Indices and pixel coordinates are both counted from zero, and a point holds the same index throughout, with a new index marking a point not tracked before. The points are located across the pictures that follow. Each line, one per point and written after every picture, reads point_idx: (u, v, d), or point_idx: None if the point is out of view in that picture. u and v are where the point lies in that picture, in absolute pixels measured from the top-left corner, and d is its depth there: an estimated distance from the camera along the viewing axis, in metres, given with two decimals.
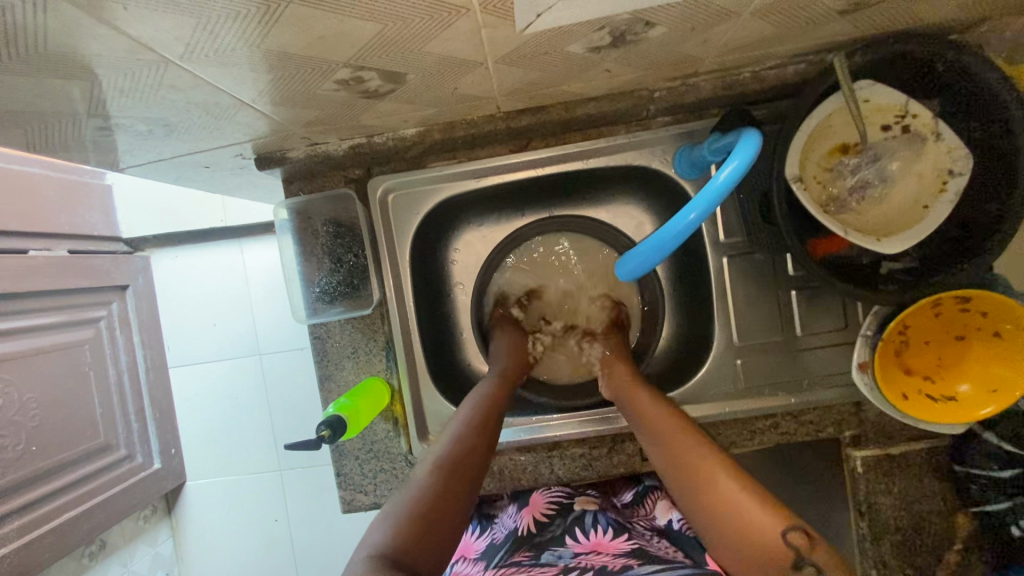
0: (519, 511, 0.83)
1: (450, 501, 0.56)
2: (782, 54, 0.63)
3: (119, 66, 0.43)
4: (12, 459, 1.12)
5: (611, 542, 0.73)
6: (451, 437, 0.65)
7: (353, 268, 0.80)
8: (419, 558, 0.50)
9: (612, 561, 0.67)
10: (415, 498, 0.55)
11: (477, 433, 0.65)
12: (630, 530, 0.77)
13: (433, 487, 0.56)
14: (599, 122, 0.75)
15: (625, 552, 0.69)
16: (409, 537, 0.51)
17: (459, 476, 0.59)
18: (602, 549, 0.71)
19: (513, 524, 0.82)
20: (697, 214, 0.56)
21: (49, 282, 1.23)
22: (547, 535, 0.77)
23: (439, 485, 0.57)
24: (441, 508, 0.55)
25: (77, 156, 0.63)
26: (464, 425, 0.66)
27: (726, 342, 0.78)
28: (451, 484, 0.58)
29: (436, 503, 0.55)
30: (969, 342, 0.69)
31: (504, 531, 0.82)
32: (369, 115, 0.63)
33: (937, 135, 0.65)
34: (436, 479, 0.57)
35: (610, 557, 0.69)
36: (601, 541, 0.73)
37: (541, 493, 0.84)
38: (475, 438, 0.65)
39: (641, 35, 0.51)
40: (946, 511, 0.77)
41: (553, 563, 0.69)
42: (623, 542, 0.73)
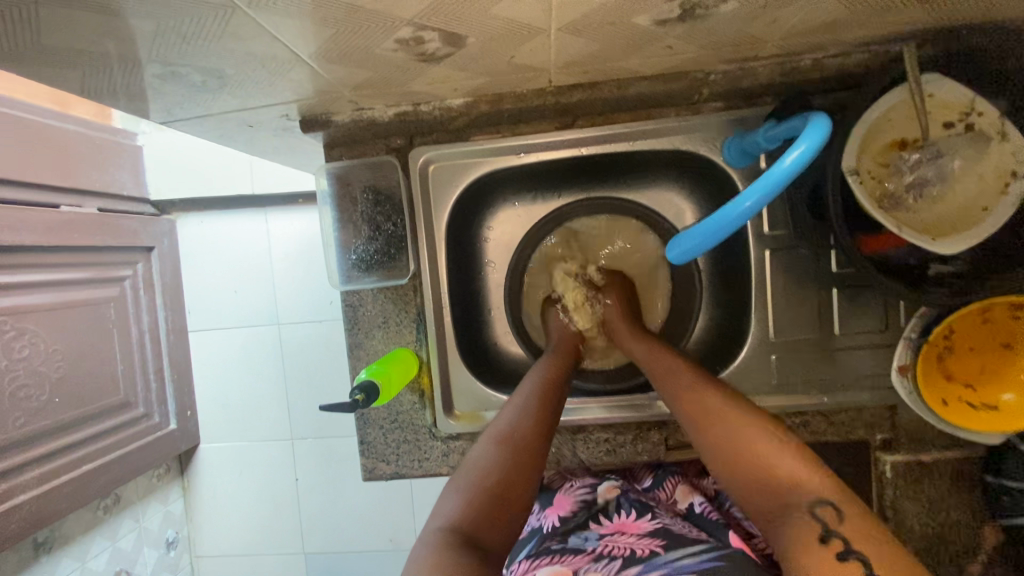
0: (542, 511, 0.80)
1: (522, 482, 0.56)
2: (849, 41, 0.61)
3: (184, 9, 0.42)
4: (37, 408, 1.15)
5: (636, 523, 0.73)
6: (513, 413, 0.64)
7: (391, 238, 0.80)
8: (490, 532, 0.52)
9: (639, 545, 0.68)
10: (480, 473, 0.56)
11: (541, 408, 0.65)
12: (654, 509, 0.75)
13: (500, 461, 0.57)
14: (649, 103, 0.73)
15: (651, 533, 0.70)
16: (478, 511, 0.52)
17: (532, 443, 0.60)
18: (627, 531, 0.72)
19: (537, 523, 0.79)
20: (754, 201, 0.54)
21: (79, 237, 1.24)
22: (573, 523, 0.76)
23: (500, 463, 0.57)
24: (511, 479, 0.56)
25: (126, 106, 0.63)
26: (524, 402, 0.65)
27: (761, 336, 0.77)
28: (524, 455, 0.59)
29: (499, 477, 0.56)
30: (1016, 351, 0.67)
31: (527, 529, 0.80)
32: (420, 80, 0.62)
33: (1003, 134, 0.62)
34: (503, 454, 0.58)
35: (637, 539, 0.69)
36: (626, 522, 0.73)
37: (563, 492, 0.81)
38: (542, 404, 0.66)
39: (712, 10, 0.50)
40: (973, 522, 0.76)
41: (582, 549, 0.70)
42: (647, 522, 0.73)
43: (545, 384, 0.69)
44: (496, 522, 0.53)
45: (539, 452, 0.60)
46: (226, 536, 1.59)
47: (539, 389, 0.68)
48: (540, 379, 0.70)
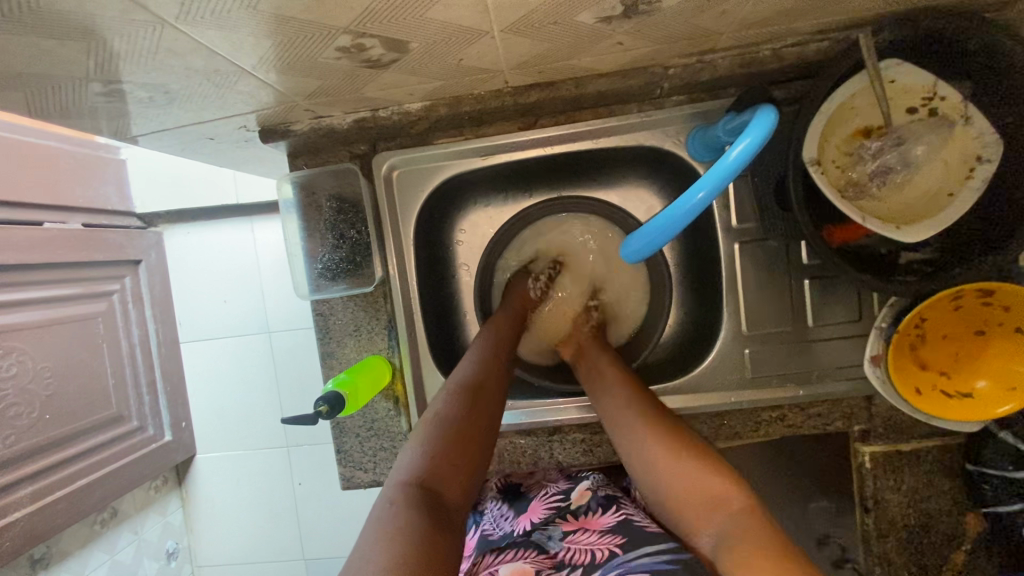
0: (516, 517, 0.80)
1: (477, 433, 0.59)
2: (804, 30, 0.60)
3: (116, 27, 0.42)
4: (27, 426, 1.15)
5: (600, 519, 0.72)
6: (469, 369, 0.66)
7: (356, 245, 0.79)
8: (450, 481, 0.53)
9: (601, 545, 0.67)
10: (438, 422, 0.58)
11: (495, 369, 0.67)
12: (620, 501, 0.75)
13: (456, 409, 0.59)
14: (611, 99, 0.73)
15: (612, 530, 0.69)
16: (438, 456, 0.54)
17: (486, 393, 0.63)
18: (590, 527, 0.71)
19: (508, 526, 0.80)
20: (705, 192, 0.54)
21: (63, 254, 1.24)
22: (539, 522, 0.76)
23: (458, 411, 0.59)
24: (468, 428, 0.58)
25: (82, 124, 0.62)
26: (479, 360, 0.67)
27: (734, 331, 0.76)
28: (479, 404, 0.61)
29: (457, 425, 0.58)
30: (989, 337, 0.66)
31: (500, 532, 0.80)
32: (373, 86, 0.61)
33: (967, 118, 0.62)
34: (458, 401, 0.60)
35: (598, 538, 0.68)
36: (590, 520, 0.73)
37: (539, 499, 0.81)
38: (493, 360, 0.68)
39: (655, 5, 0.49)
40: (955, 511, 0.74)
41: (545, 551, 0.69)
42: (611, 517, 0.72)
43: (496, 346, 0.71)
44: (456, 468, 0.54)
45: (493, 402, 0.63)
46: (224, 545, 1.59)
47: (493, 347, 0.71)
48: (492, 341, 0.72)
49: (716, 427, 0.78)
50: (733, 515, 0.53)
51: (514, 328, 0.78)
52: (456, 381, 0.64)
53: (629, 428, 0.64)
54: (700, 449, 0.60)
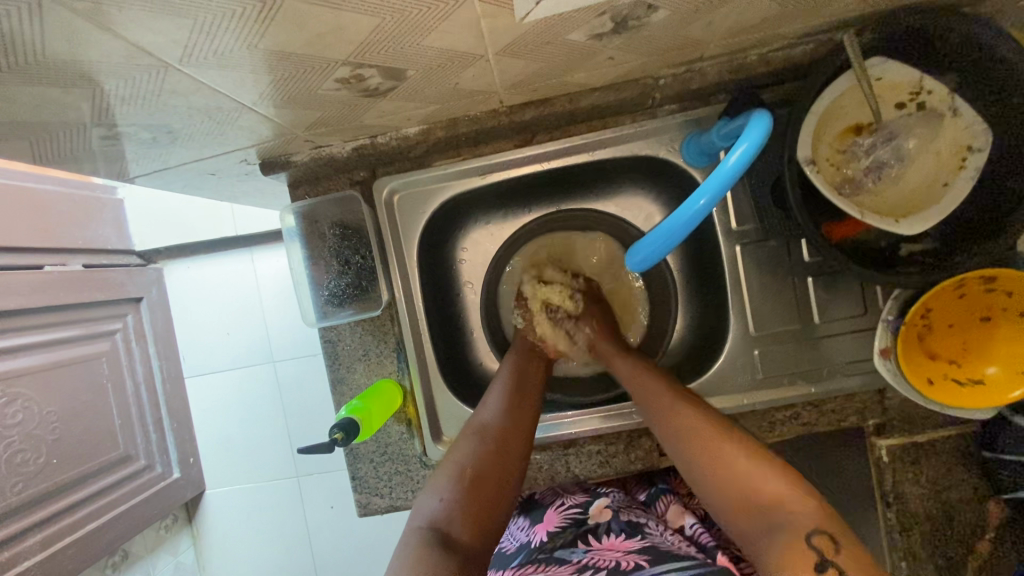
0: (531, 526, 0.81)
1: (501, 474, 0.60)
2: (789, 35, 0.61)
3: (120, 72, 0.43)
4: (35, 471, 1.13)
5: (623, 543, 0.72)
6: (492, 407, 0.67)
7: (361, 270, 0.80)
8: (469, 527, 0.55)
9: (626, 558, 0.67)
10: (457, 469, 0.59)
11: (518, 405, 0.68)
12: (644, 530, 0.74)
13: (477, 454, 0.61)
14: (605, 113, 0.74)
15: (637, 549, 0.69)
16: (456, 506, 0.56)
17: (510, 432, 0.64)
18: (615, 547, 0.71)
19: (525, 538, 0.80)
20: (707, 200, 0.54)
21: (66, 296, 1.24)
22: (560, 540, 0.76)
23: (476, 458, 0.60)
24: (490, 472, 0.60)
25: (85, 167, 0.63)
26: (501, 396, 0.69)
27: (742, 332, 0.76)
28: (503, 445, 0.62)
29: (476, 471, 0.59)
30: (996, 322, 0.67)
31: (515, 543, 0.81)
32: (371, 114, 0.63)
33: (954, 110, 0.63)
34: (478, 445, 0.62)
35: (623, 554, 0.69)
36: (615, 542, 0.73)
37: (553, 509, 0.82)
38: (515, 395, 0.69)
39: (643, 20, 0.50)
40: (977, 500, 0.74)
41: (567, 561, 0.70)
42: (635, 541, 0.72)
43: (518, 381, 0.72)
44: (477, 515, 0.56)
45: (518, 439, 0.64)
46: None
47: (514, 382, 0.71)
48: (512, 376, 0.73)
49: None
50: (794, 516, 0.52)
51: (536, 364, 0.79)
52: (476, 422, 0.65)
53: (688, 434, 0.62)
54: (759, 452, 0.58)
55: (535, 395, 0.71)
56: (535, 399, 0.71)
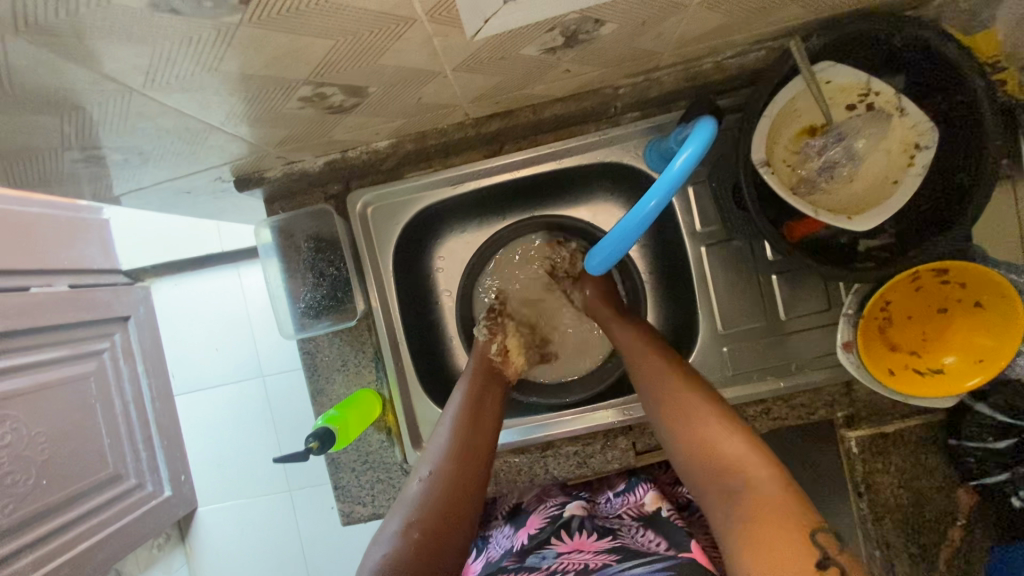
0: (515, 532, 0.82)
1: (454, 514, 0.60)
2: (739, 43, 0.64)
3: (87, 98, 0.44)
4: (25, 492, 1.12)
5: (592, 543, 0.73)
6: (444, 442, 0.67)
7: (336, 281, 0.81)
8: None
9: (594, 560, 0.67)
10: (412, 514, 0.59)
11: (472, 426, 0.69)
12: (616, 531, 0.76)
13: (431, 497, 0.60)
14: (569, 121, 0.76)
15: (606, 550, 0.69)
16: (411, 553, 0.55)
17: (463, 469, 0.64)
18: (585, 548, 0.72)
19: (508, 545, 0.80)
20: (657, 200, 0.56)
21: (53, 316, 1.24)
22: (536, 542, 0.77)
23: (432, 500, 0.60)
24: (444, 515, 0.59)
25: (63, 189, 0.64)
26: (453, 427, 0.68)
27: (711, 331, 0.78)
28: (456, 485, 0.62)
29: (431, 516, 0.59)
30: (952, 314, 0.69)
31: (499, 550, 0.82)
32: (340, 129, 0.64)
33: (901, 109, 0.65)
34: (432, 487, 0.61)
35: (592, 555, 0.69)
36: (585, 542, 0.73)
37: (537, 512, 0.84)
38: (469, 426, 0.69)
39: (593, 34, 0.52)
40: (947, 487, 0.75)
41: (537, 567, 0.69)
42: (606, 542, 0.72)
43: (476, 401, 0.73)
44: (433, 559, 0.56)
45: (470, 476, 0.64)
46: None
47: (467, 408, 0.71)
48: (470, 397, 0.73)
49: None
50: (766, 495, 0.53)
51: (494, 383, 0.77)
52: (431, 459, 0.65)
53: (675, 414, 0.63)
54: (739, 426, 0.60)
55: (490, 424, 0.71)
56: (489, 428, 0.70)
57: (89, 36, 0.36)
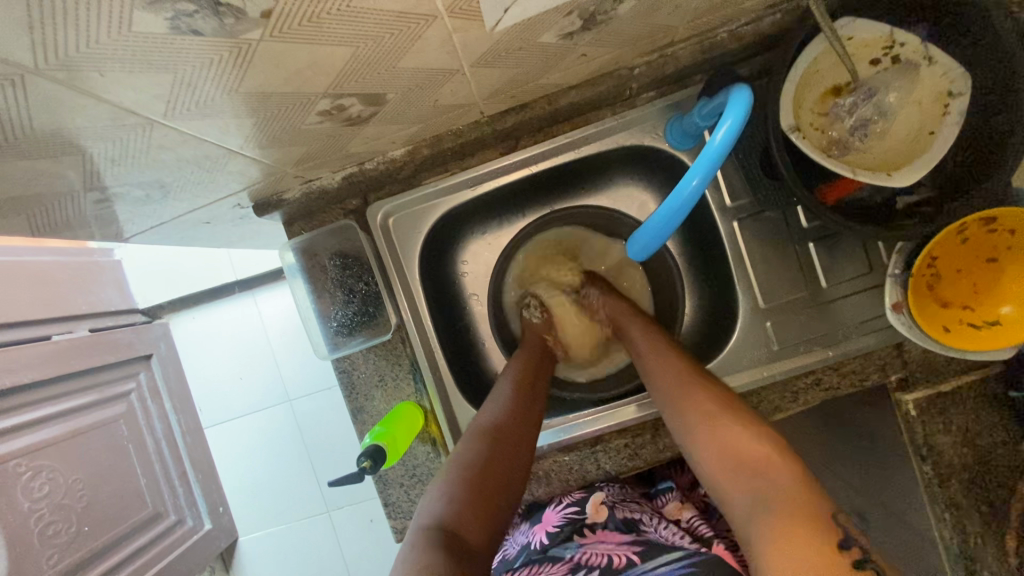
0: (531, 527, 0.80)
1: (507, 472, 0.60)
2: (754, 9, 0.62)
3: (108, 134, 0.43)
4: (67, 542, 1.04)
5: (617, 535, 0.74)
6: (495, 409, 0.67)
7: (366, 296, 0.80)
8: (475, 528, 0.53)
9: (618, 552, 0.70)
10: (463, 470, 0.58)
11: (521, 403, 0.68)
12: (639, 527, 0.77)
13: (484, 457, 0.59)
14: (584, 109, 0.75)
15: (631, 542, 0.72)
16: (466, 506, 0.54)
17: (517, 432, 0.64)
18: (608, 539, 0.74)
19: (526, 540, 0.80)
20: (699, 179, 0.55)
21: (78, 361, 1.15)
22: (555, 538, 0.76)
23: (484, 459, 0.59)
24: (494, 474, 0.58)
25: (86, 231, 0.63)
26: (505, 398, 0.68)
27: (751, 307, 0.76)
28: (507, 444, 0.62)
29: (486, 472, 0.58)
30: (1002, 263, 0.66)
31: (517, 546, 0.81)
32: (357, 142, 0.63)
33: (930, 58, 0.63)
34: (483, 448, 0.60)
35: (615, 547, 0.72)
36: (607, 535, 0.75)
37: (552, 507, 0.81)
38: (523, 399, 0.69)
39: (611, 13, 0.51)
40: (1011, 442, 0.73)
41: (561, 557, 0.72)
42: (629, 534, 0.74)
43: (523, 381, 0.73)
44: (484, 517, 0.54)
45: (523, 441, 0.64)
46: None
47: (518, 383, 0.72)
48: (516, 382, 0.72)
49: (754, 406, 0.76)
50: (787, 495, 0.50)
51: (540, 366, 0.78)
52: (480, 423, 0.65)
53: (694, 418, 0.61)
54: (796, 488, 0.50)
55: (540, 398, 0.72)
56: (538, 404, 0.71)
57: (96, 67, 0.35)
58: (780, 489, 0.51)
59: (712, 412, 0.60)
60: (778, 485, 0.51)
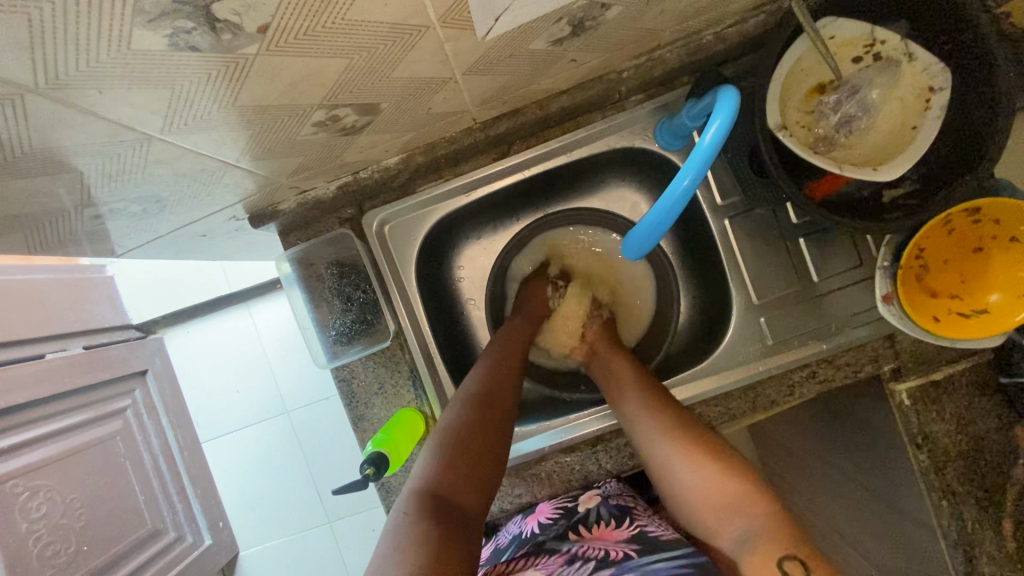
0: (524, 517, 0.78)
1: (490, 434, 0.63)
2: (738, 11, 0.64)
3: (105, 150, 0.43)
4: (66, 562, 1.02)
5: (615, 532, 0.70)
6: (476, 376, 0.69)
7: (364, 304, 0.81)
8: (460, 491, 0.57)
9: (615, 548, 0.66)
10: (446, 437, 0.61)
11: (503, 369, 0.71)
12: (634, 513, 0.74)
13: (465, 423, 0.62)
14: (575, 112, 0.76)
15: (628, 540, 0.68)
16: (448, 470, 0.57)
17: (501, 396, 0.67)
18: (606, 538, 0.69)
19: (518, 530, 0.77)
20: (690, 179, 0.55)
21: (73, 379, 1.14)
22: (551, 530, 0.73)
23: (467, 425, 0.62)
24: (477, 436, 0.61)
25: (82, 246, 0.63)
26: (486, 367, 0.71)
27: (745, 302, 0.78)
28: (490, 408, 0.65)
29: (468, 437, 0.61)
30: (988, 252, 0.68)
31: (510, 536, 0.78)
32: (351, 151, 0.64)
33: (909, 54, 0.65)
34: (466, 413, 0.63)
35: (613, 544, 0.67)
36: (605, 531, 0.71)
37: (548, 500, 0.79)
38: (507, 367, 0.72)
39: (599, 19, 0.52)
40: (1004, 427, 0.74)
41: (557, 552, 0.68)
42: (627, 529, 0.70)
43: (506, 348, 0.75)
44: (466, 478, 0.58)
45: (507, 404, 0.67)
46: None
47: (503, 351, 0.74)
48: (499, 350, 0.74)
49: (751, 401, 0.77)
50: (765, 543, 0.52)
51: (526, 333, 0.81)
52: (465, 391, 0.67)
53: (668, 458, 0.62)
54: (777, 527, 0.53)
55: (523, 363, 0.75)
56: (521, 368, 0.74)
57: (94, 85, 0.35)
58: (762, 530, 0.53)
59: (690, 453, 0.61)
60: (760, 526, 0.54)
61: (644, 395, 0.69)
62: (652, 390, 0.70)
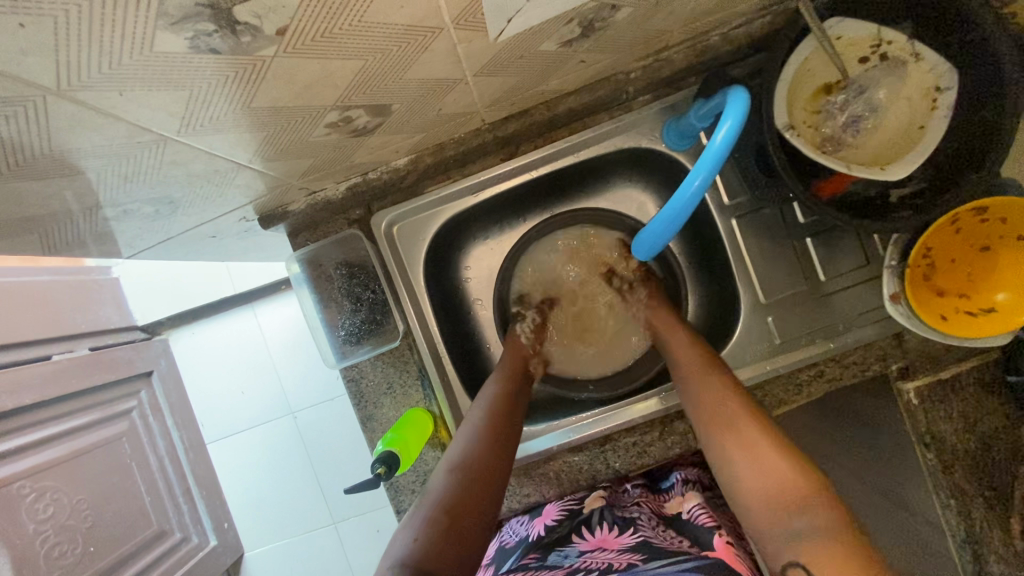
0: (530, 520, 0.79)
1: (478, 500, 0.57)
2: (746, 12, 0.64)
3: (122, 151, 0.44)
4: (73, 563, 1.02)
5: (617, 539, 0.69)
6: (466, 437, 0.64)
7: (373, 304, 0.81)
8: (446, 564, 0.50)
9: (619, 559, 0.64)
10: (434, 505, 0.55)
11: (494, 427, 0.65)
12: (637, 522, 0.73)
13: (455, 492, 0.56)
14: (583, 113, 0.76)
15: (630, 547, 0.66)
16: (433, 539, 0.51)
17: (490, 461, 0.61)
18: (608, 547, 0.68)
19: (524, 531, 0.78)
20: (701, 180, 0.56)
21: (79, 381, 1.14)
22: (555, 535, 0.74)
23: (455, 493, 0.56)
24: (465, 505, 0.55)
25: (94, 247, 0.63)
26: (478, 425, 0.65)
27: (753, 302, 0.78)
28: (479, 471, 0.59)
29: (455, 503, 0.55)
30: (996, 251, 0.68)
31: (515, 537, 0.79)
32: (361, 152, 0.64)
33: (916, 55, 0.65)
34: (453, 481, 0.57)
35: (616, 554, 0.66)
36: (607, 539, 0.70)
37: (553, 503, 0.80)
38: (498, 423, 0.66)
39: (609, 20, 0.52)
40: (1011, 426, 0.74)
41: (560, 565, 0.67)
42: (629, 537, 0.69)
43: (499, 403, 0.70)
44: (453, 553, 0.51)
45: (497, 472, 0.61)
46: None
47: (494, 406, 0.69)
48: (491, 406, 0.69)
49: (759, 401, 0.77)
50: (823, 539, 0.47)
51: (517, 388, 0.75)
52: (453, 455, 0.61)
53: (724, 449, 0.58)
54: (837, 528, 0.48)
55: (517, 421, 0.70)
56: (514, 429, 0.68)
57: (116, 86, 0.35)
58: (821, 530, 0.48)
59: (747, 442, 0.57)
60: (819, 523, 0.49)
61: (704, 381, 0.66)
62: (719, 373, 0.65)
